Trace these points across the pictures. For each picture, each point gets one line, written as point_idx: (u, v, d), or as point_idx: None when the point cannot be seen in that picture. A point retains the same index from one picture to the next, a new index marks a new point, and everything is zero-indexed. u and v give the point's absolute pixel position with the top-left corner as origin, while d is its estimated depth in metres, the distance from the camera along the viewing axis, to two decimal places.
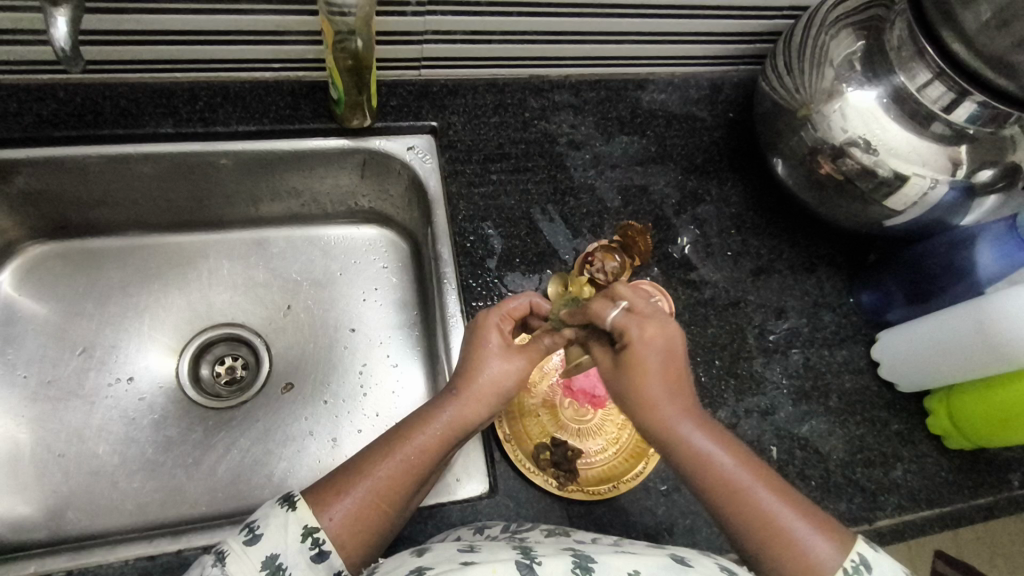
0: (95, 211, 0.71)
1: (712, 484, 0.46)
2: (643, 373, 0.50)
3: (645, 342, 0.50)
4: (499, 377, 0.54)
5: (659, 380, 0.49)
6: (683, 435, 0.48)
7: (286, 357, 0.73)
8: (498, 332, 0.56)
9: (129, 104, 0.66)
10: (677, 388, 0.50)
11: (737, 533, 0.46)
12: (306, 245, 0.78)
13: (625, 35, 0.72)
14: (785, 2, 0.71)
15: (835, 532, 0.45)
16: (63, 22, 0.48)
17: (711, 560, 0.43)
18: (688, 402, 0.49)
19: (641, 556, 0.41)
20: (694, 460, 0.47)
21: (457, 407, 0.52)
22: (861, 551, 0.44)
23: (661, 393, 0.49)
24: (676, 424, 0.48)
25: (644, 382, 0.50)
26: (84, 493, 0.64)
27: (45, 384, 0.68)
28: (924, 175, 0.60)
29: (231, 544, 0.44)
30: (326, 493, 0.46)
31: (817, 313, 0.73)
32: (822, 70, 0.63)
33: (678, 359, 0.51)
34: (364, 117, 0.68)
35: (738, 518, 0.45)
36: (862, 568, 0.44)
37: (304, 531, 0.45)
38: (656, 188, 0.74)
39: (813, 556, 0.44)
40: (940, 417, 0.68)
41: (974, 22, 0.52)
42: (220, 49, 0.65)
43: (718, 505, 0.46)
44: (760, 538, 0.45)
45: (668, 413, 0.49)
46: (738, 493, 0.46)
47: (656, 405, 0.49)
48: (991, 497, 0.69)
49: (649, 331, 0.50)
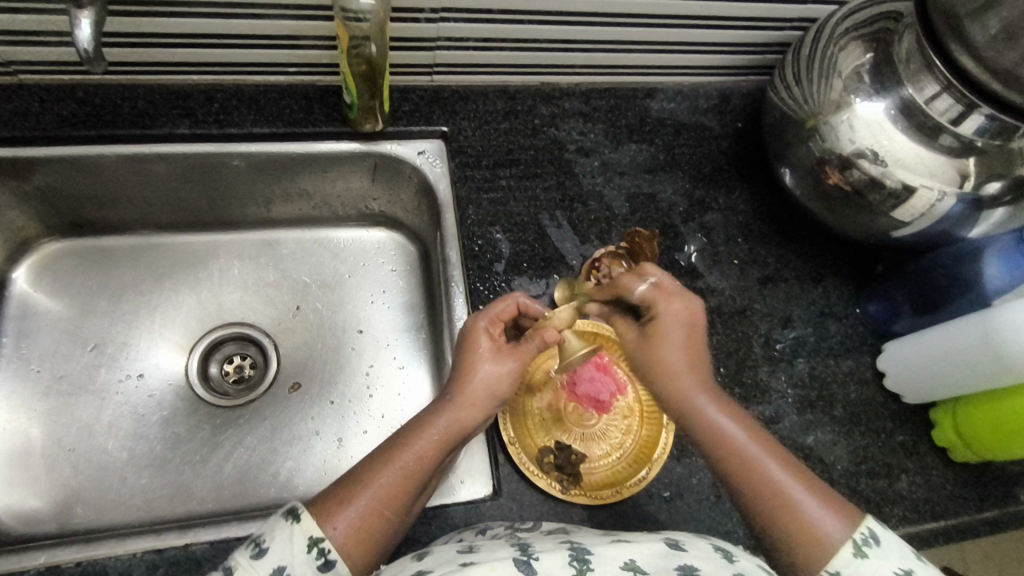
0: (110, 210, 0.73)
1: (723, 452, 0.48)
2: (666, 345, 0.53)
3: (674, 315, 0.53)
4: (492, 381, 0.55)
5: (680, 353, 0.52)
6: (699, 406, 0.51)
7: (294, 357, 0.74)
8: (488, 338, 0.57)
9: (147, 105, 0.67)
10: (695, 360, 0.53)
11: (746, 504, 0.47)
12: (316, 247, 0.79)
13: (635, 44, 0.73)
14: (795, 13, 0.72)
15: (845, 509, 0.46)
16: (87, 24, 0.49)
17: (707, 543, 0.44)
18: (704, 376, 0.52)
19: (637, 544, 0.42)
20: (709, 428, 0.50)
21: (452, 412, 0.53)
22: (870, 526, 0.45)
23: (681, 364, 0.52)
24: (693, 395, 0.51)
25: (665, 356, 0.52)
26: (93, 488, 0.65)
27: (57, 379, 0.69)
28: (931, 187, 0.60)
29: (238, 559, 0.43)
30: (329, 505, 0.47)
31: (823, 323, 0.73)
32: (831, 81, 0.63)
33: (698, 334, 0.53)
34: (377, 122, 0.69)
35: (746, 488, 0.47)
36: (870, 541, 0.44)
37: (309, 542, 0.45)
38: (664, 196, 0.75)
39: (820, 528, 0.44)
40: (945, 429, 0.68)
41: (982, 36, 0.52)
42: (237, 53, 0.66)
43: (728, 475, 0.48)
44: (769, 510, 0.46)
45: (685, 385, 0.52)
46: (747, 462, 0.47)
47: (673, 379, 0.52)
48: (997, 511, 0.68)
49: (674, 305, 0.53)
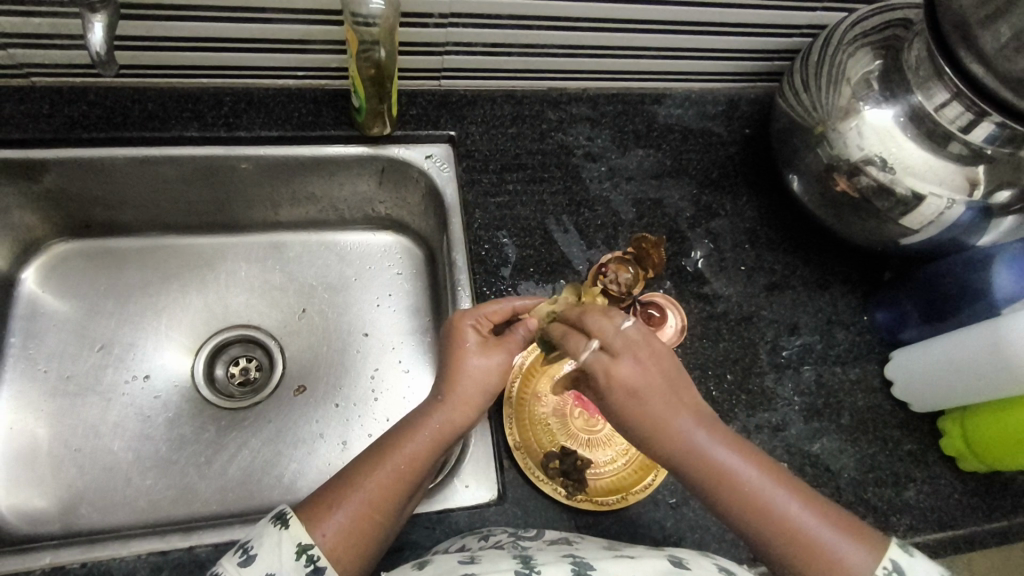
0: (119, 212, 0.73)
1: (736, 501, 0.47)
2: (648, 404, 0.49)
3: (621, 380, 0.50)
4: (481, 378, 0.55)
5: (668, 405, 0.49)
6: (702, 451, 0.48)
7: (299, 360, 0.74)
8: (474, 334, 0.57)
9: (157, 108, 0.67)
10: (682, 400, 0.50)
11: (764, 547, 0.47)
12: (322, 250, 0.79)
13: (644, 50, 0.73)
14: (803, 20, 0.72)
15: (860, 531, 0.47)
16: (99, 27, 0.49)
17: (710, 561, 0.44)
18: (701, 423, 0.49)
19: (640, 561, 0.42)
20: (715, 474, 0.48)
21: (443, 414, 0.53)
22: (893, 558, 0.45)
23: (671, 411, 0.49)
24: (693, 440, 0.49)
25: (647, 415, 0.49)
26: (97, 489, 0.65)
27: (63, 380, 0.69)
28: (940, 194, 0.60)
29: (226, 565, 0.43)
30: (318, 509, 0.47)
31: (830, 330, 0.73)
32: (839, 87, 0.63)
33: (676, 374, 0.51)
34: (385, 125, 0.69)
35: (759, 529, 0.47)
36: (895, 575, 0.45)
37: (298, 549, 0.45)
38: (670, 201, 0.75)
39: (840, 557, 0.45)
40: (953, 438, 0.67)
41: (993, 44, 0.52)
42: (247, 57, 0.66)
43: (740, 519, 0.47)
44: (790, 551, 0.46)
45: (684, 440, 0.49)
46: (757, 504, 0.47)
47: (670, 433, 0.49)
48: (1005, 521, 0.68)
49: (617, 374, 0.50)
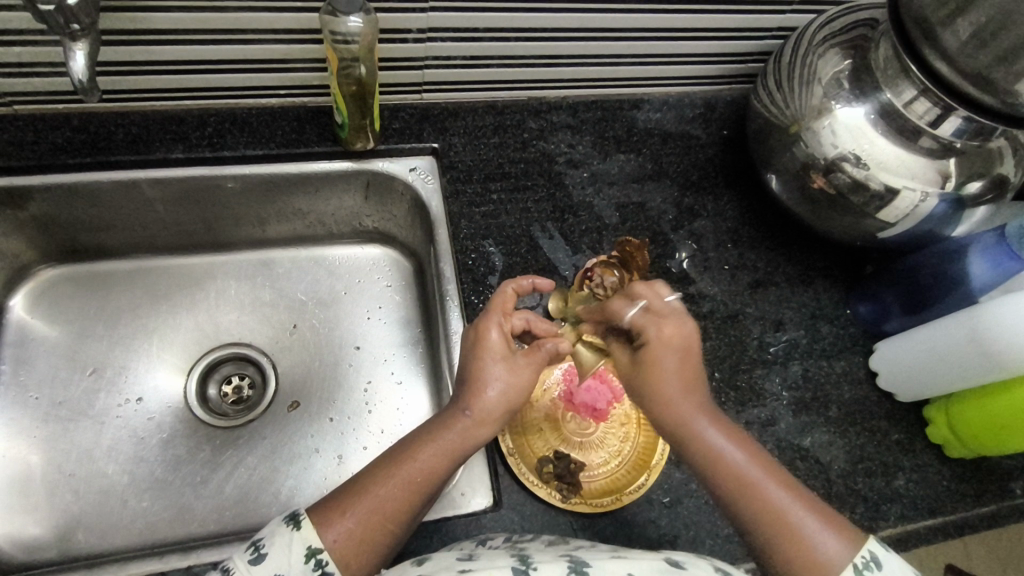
0: (104, 236, 0.73)
1: (724, 477, 0.49)
2: (660, 374, 0.52)
3: (664, 341, 0.53)
4: (503, 394, 0.54)
5: (676, 381, 0.52)
6: (703, 434, 0.50)
7: (292, 377, 0.74)
8: (503, 342, 0.56)
9: (140, 131, 0.68)
10: (694, 385, 0.52)
11: (746, 529, 0.48)
12: (311, 266, 0.80)
13: (620, 58, 0.74)
14: (774, 23, 0.74)
15: (845, 530, 0.47)
16: (81, 55, 0.51)
17: (707, 562, 0.45)
18: (701, 401, 0.52)
19: (636, 560, 0.43)
20: (717, 459, 0.49)
21: (465, 427, 0.53)
22: (872, 549, 0.46)
23: (685, 402, 0.52)
24: (697, 424, 0.51)
25: (661, 384, 0.52)
26: (94, 512, 0.65)
27: (56, 405, 0.69)
28: (914, 188, 0.61)
29: (237, 561, 0.45)
30: (330, 511, 0.47)
31: (814, 325, 0.74)
32: (811, 87, 0.65)
33: (695, 359, 0.53)
34: (368, 140, 0.71)
35: (751, 516, 0.48)
36: (872, 564, 0.46)
37: (307, 552, 0.45)
38: (653, 205, 0.76)
39: (826, 554, 0.46)
40: (940, 426, 0.69)
41: (954, 41, 0.54)
42: (229, 77, 0.67)
43: (727, 499, 0.49)
44: (767, 530, 0.47)
45: (687, 411, 0.51)
46: (751, 491, 0.48)
47: (672, 404, 0.52)
48: (993, 505, 0.69)
49: (666, 330, 0.53)
